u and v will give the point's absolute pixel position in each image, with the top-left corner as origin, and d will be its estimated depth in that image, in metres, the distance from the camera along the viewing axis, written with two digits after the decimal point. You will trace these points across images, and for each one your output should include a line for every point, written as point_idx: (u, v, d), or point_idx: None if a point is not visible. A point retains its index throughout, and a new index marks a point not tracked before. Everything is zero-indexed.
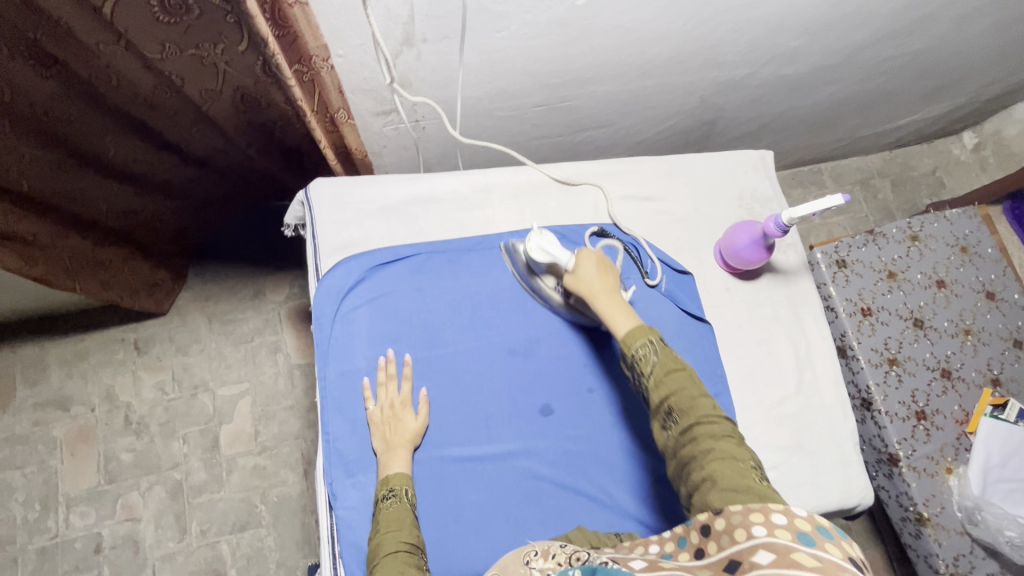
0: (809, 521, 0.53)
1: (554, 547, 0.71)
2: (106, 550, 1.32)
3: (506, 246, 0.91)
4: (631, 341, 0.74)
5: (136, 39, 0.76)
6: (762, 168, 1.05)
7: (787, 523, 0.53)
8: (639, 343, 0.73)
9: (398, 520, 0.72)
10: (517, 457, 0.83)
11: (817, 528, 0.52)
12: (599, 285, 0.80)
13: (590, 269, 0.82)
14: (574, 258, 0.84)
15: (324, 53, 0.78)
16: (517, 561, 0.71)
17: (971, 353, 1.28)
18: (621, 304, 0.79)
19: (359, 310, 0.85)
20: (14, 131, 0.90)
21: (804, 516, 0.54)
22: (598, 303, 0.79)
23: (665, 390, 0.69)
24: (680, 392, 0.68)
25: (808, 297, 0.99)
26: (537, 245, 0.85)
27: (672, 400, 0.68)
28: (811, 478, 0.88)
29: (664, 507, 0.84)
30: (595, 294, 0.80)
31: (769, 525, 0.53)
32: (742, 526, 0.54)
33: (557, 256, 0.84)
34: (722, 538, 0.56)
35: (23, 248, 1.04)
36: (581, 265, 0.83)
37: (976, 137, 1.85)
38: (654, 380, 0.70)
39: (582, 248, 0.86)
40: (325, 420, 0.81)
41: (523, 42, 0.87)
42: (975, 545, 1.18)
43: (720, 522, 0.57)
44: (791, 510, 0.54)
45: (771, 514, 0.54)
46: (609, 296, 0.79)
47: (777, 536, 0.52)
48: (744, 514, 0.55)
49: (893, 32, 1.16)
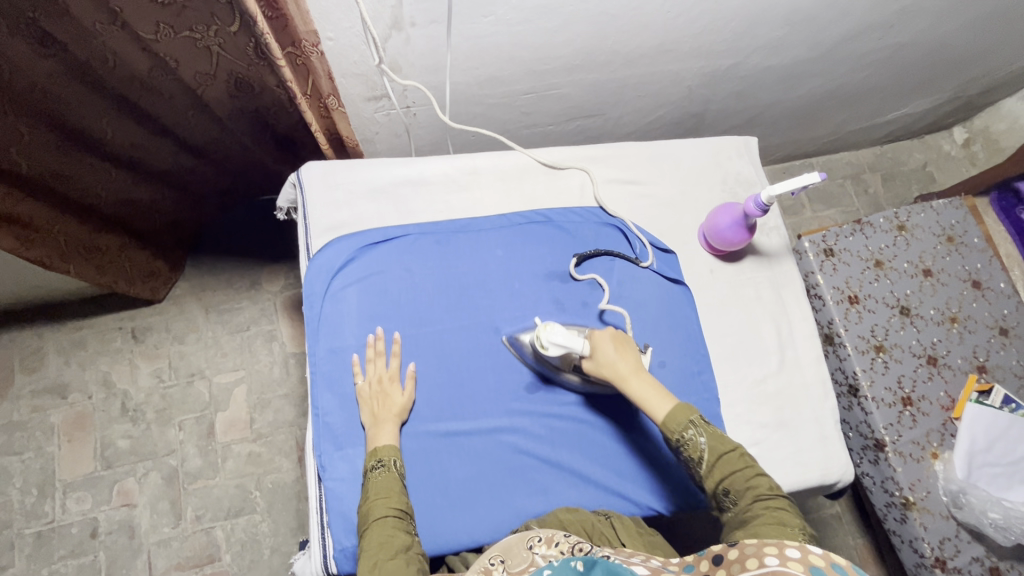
0: (823, 557, 0.56)
1: (558, 534, 0.72)
2: (102, 535, 1.34)
3: (510, 339, 0.88)
4: (673, 425, 0.75)
5: (131, 19, 0.77)
6: (745, 153, 1.07)
7: (800, 556, 0.57)
8: (681, 428, 0.75)
9: (387, 488, 0.73)
10: (502, 432, 0.84)
11: (831, 563, 0.56)
12: (625, 368, 0.79)
13: (610, 350, 0.81)
14: (587, 341, 0.82)
15: (314, 38, 0.80)
16: (520, 544, 0.72)
17: (957, 341, 1.30)
18: (650, 380, 0.79)
19: (349, 289, 0.87)
20: (13, 110, 0.92)
21: (818, 553, 0.57)
22: (630, 386, 0.79)
23: (719, 473, 0.73)
24: (735, 474, 0.72)
25: (790, 279, 1.01)
26: (548, 341, 0.81)
27: (728, 483, 0.72)
28: (793, 455, 0.89)
29: (646, 481, 0.86)
30: (623, 376, 0.79)
31: (782, 556, 0.57)
32: (755, 556, 0.59)
33: (570, 343, 0.81)
34: (733, 565, 0.60)
35: (20, 230, 1.06)
36: (599, 348, 0.82)
37: (965, 132, 1.87)
38: (707, 467, 0.74)
39: (594, 330, 0.84)
40: (315, 395, 0.83)
41: (510, 27, 0.89)
42: (961, 529, 1.19)
43: (733, 552, 0.61)
44: (806, 547, 0.58)
45: (785, 548, 0.58)
46: (639, 377, 0.78)
47: (789, 567, 0.56)
48: (759, 546, 0.60)
49: (878, 23, 1.18)
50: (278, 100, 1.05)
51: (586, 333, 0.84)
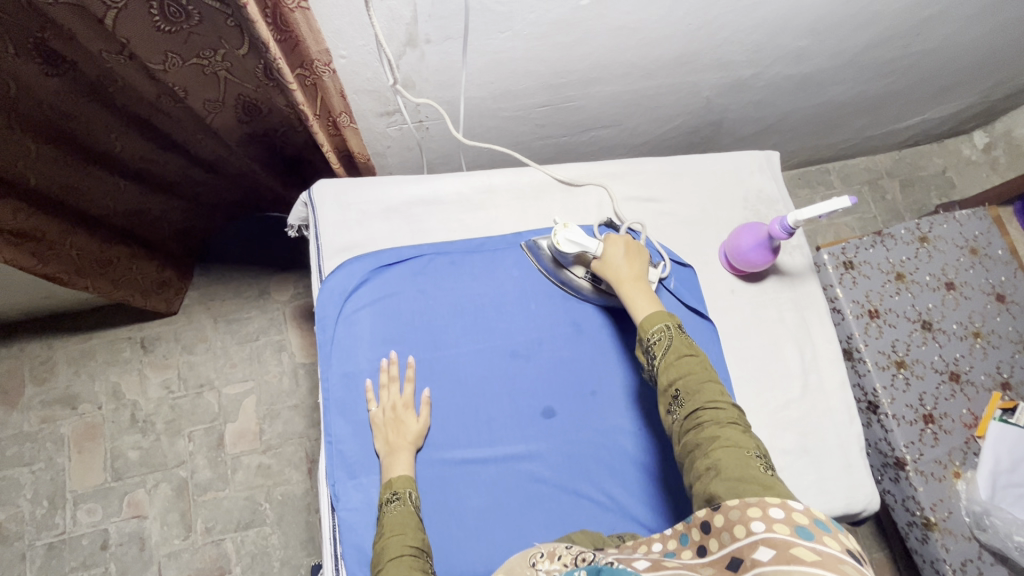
0: (806, 514, 0.54)
1: (560, 547, 0.68)
2: (113, 547, 1.33)
3: (528, 244, 0.91)
4: (648, 326, 0.75)
5: (137, 50, 0.76)
6: (767, 168, 1.04)
7: (784, 517, 0.54)
8: (655, 329, 0.75)
9: (403, 524, 0.72)
10: (519, 459, 0.83)
11: (814, 520, 0.53)
12: (626, 273, 0.82)
13: (619, 254, 0.83)
14: (602, 244, 0.85)
15: (325, 57, 0.78)
16: (523, 563, 0.69)
17: (980, 356, 1.27)
18: (645, 289, 0.80)
19: (362, 312, 0.85)
20: (20, 126, 0.90)
21: (800, 508, 0.54)
22: (623, 291, 0.81)
23: (674, 374, 0.71)
24: (687, 377, 0.70)
25: (814, 299, 0.98)
26: (564, 237, 0.83)
27: (680, 383, 0.70)
28: (816, 482, 0.87)
29: (667, 512, 0.83)
30: (621, 281, 0.82)
31: (766, 519, 0.54)
32: (741, 523, 0.55)
33: (585, 244, 0.84)
34: (722, 535, 0.56)
35: (35, 247, 1.05)
36: (609, 251, 0.84)
37: (986, 137, 1.83)
38: (665, 363, 0.72)
39: (611, 235, 0.86)
40: (328, 422, 0.81)
41: (527, 43, 0.87)
42: (983, 550, 1.16)
43: (719, 518, 0.57)
44: (788, 504, 0.55)
45: (769, 509, 0.55)
46: (634, 283, 0.80)
47: (775, 531, 0.53)
48: (743, 510, 0.56)
49: (903, 30, 1.15)
50: (287, 122, 1.02)
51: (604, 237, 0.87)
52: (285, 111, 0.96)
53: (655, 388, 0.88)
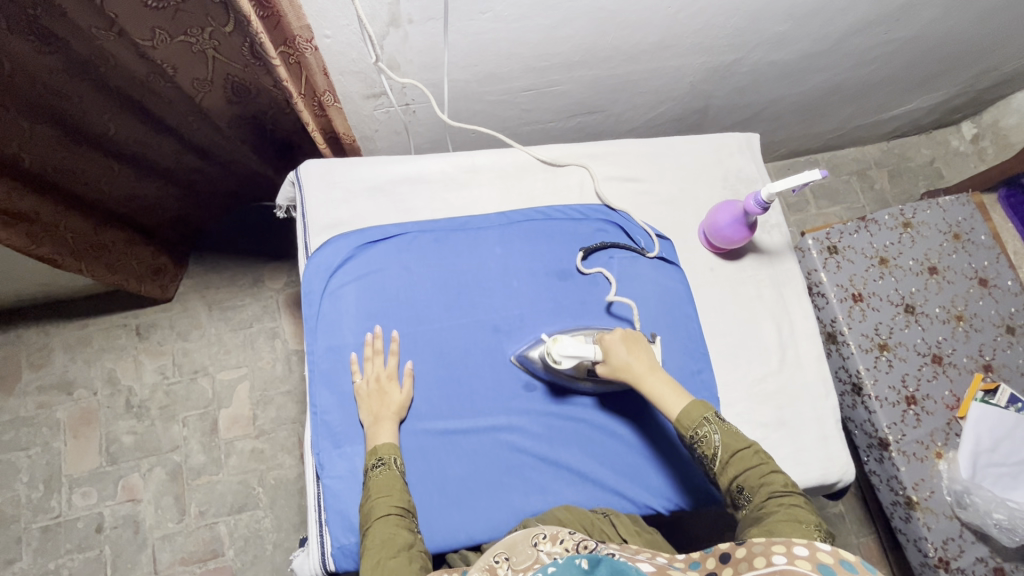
0: (831, 555, 0.58)
1: (563, 532, 0.70)
2: (108, 530, 1.35)
3: (518, 358, 0.87)
4: (688, 421, 0.76)
5: (126, 26, 0.78)
6: (748, 150, 1.06)
7: (808, 554, 0.58)
8: (696, 424, 0.76)
9: (389, 486, 0.74)
10: (500, 431, 0.84)
11: (839, 561, 0.57)
12: (639, 368, 0.80)
13: (621, 352, 0.80)
14: (598, 346, 0.81)
15: (307, 34, 0.80)
16: (525, 541, 0.69)
17: (962, 340, 1.28)
18: (665, 378, 0.80)
19: (347, 287, 0.87)
20: (14, 106, 0.92)
21: (827, 550, 0.59)
22: (646, 386, 0.79)
23: (732, 472, 0.74)
24: (747, 472, 0.73)
25: (792, 277, 1.00)
26: (558, 353, 0.80)
27: (742, 481, 0.73)
28: (793, 455, 0.89)
29: (644, 482, 0.85)
30: (639, 375, 0.80)
31: (790, 555, 0.59)
32: (763, 555, 0.60)
33: (582, 352, 0.80)
34: (740, 565, 0.62)
35: (30, 228, 1.07)
36: (611, 351, 0.81)
37: (974, 127, 1.85)
38: (721, 463, 0.75)
39: (602, 333, 0.84)
40: (313, 393, 0.83)
41: (508, 24, 0.89)
42: (965, 529, 1.18)
43: (740, 550, 0.62)
44: (814, 545, 0.59)
45: (793, 547, 0.60)
46: (654, 376, 0.79)
47: (797, 565, 0.58)
48: (767, 545, 0.61)
49: (882, 18, 1.17)
50: (275, 104, 1.05)
51: (597, 338, 0.83)
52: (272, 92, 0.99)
53: None
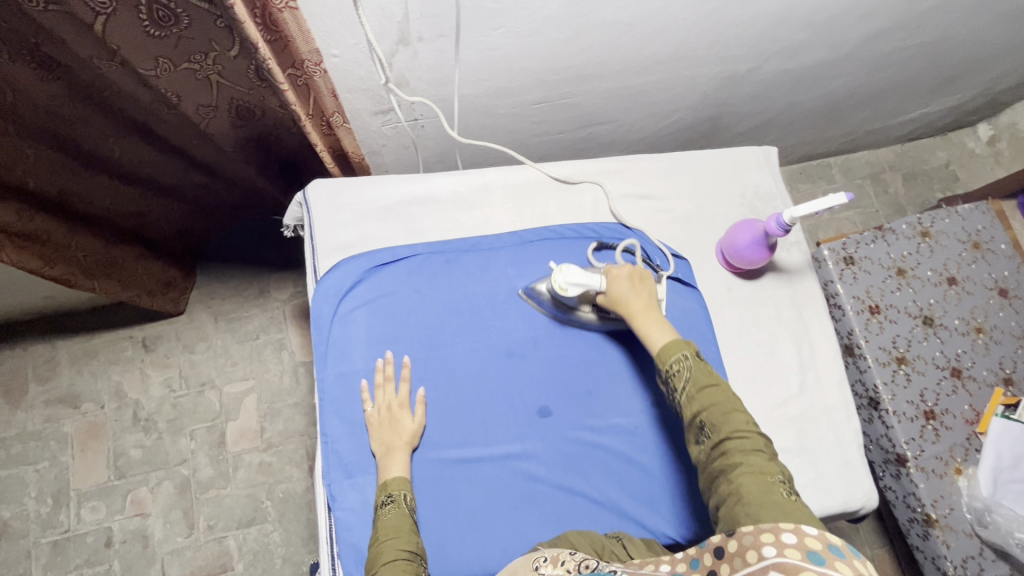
0: (818, 539, 0.55)
1: (563, 553, 0.69)
2: (117, 545, 1.34)
3: (525, 290, 0.89)
4: (666, 357, 0.74)
5: (128, 55, 0.76)
6: (765, 165, 1.04)
7: (796, 542, 0.55)
8: (673, 358, 0.74)
9: (397, 527, 0.72)
10: (514, 459, 0.82)
11: (827, 546, 0.54)
12: (634, 304, 0.80)
13: (624, 286, 0.82)
14: (604, 278, 0.83)
15: (316, 57, 0.77)
16: (527, 566, 0.70)
17: (982, 352, 1.25)
18: (658, 318, 0.79)
19: (357, 312, 0.85)
20: (17, 131, 0.91)
21: (813, 534, 0.56)
22: (635, 320, 0.80)
23: (697, 406, 0.70)
24: (711, 408, 0.70)
25: (812, 296, 0.97)
26: (565, 282, 0.83)
27: (704, 416, 0.70)
28: (814, 480, 0.87)
29: (665, 511, 0.83)
30: (632, 311, 0.80)
31: (779, 544, 0.55)
32: (754, 548, 0.57)
33: (588, 281, 0.82)
34: (734, 560, 0.58)
35: (39, 248, 1.05)
36: (614, 285, 0.82)
37: (991, 129, 1.81)
38: (687, 396, 0.72)
39: (608, 266, 0.85)
40: (324, 422, 0.81)
41: (519, 38, 0.86)
42: (984, 547, 1.16)
43: (732, 544, 0.59)
44: (800, 529, 0.56)
45: (781, 534, 0.56)
46: (646, 313, 0.79)
47: (787, 556, 0.54)
48: (756, 536, 0.57)
49: (902, 24, 1.13)
50: (282, 124, 1.02)
51: (604, 269, 0.85)
52: (277, 113, 0.97)
53: (652, 387, 0.88)
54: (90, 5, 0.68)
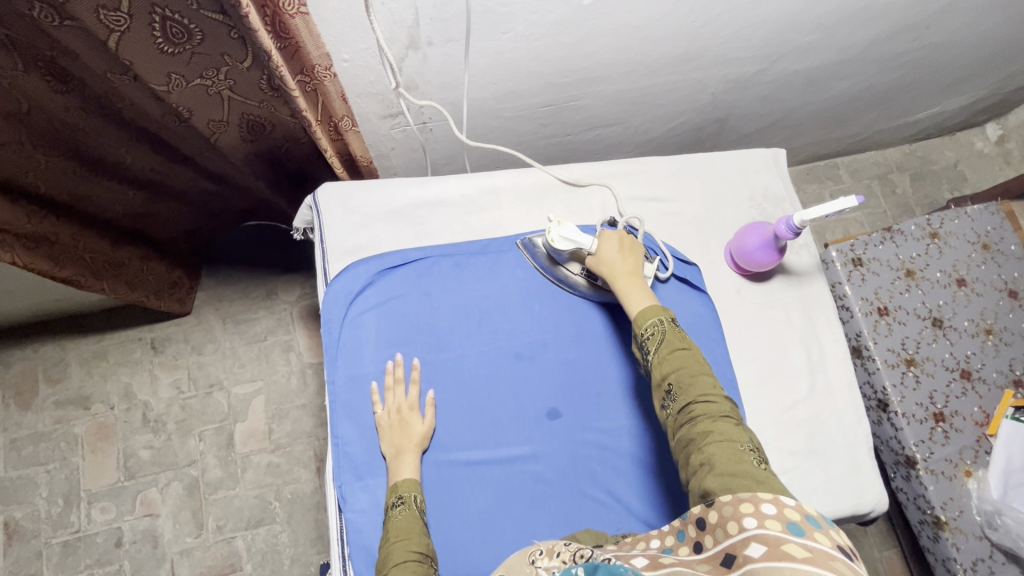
0: (797, 510, 0.54)
1: (558, 545, 0.69)
2: (127, 545, 1.35)
3: (523, 241, 0.92)
4: (642, 321, 0.76)
5: (141, 70, 0.77)
6: (774, 167, 1.04)
7: (776, 513, 0.54)
8: (648, 323, 0.75)
9: (407, 529, 0.72)
10: (524, 461, 0.83)
11: (805, 516, 0.53)
12: (620, 268, 0.82)
13: (612, 249, 0.83)
14: (595, 240, 0.85)
15: (326, 62, 0.78)
16: (524, 560, 0.69)
17: (992, 354, 1.25)
18: (641, 285, 0.80)
19: (367, 315, 0.86)
20: (29, 138, 0.92)
21: (791, 504, 0.55)
22: (617, 284, 0.81)
23: (667, 369, 0.70)
24: (680, 371, 0.70)
25: (821, 298, 0.97)
26: (558, 235, 0.84)
27: (673, 378, 0.70)
28: (823, 483, 0.87)
29: (675, 513, 0.83)
30: (615, 275, 0.82)
31: (759, 515, 0.54)
32: (734, 519, 0.55)
33: (579, 241, 0.84)
34: (717, 531, 0.56)
35: (50, 250, 1.06)
36: (603, 247, 0.84)
37: (999, 129, 1.80)
38: (658, 358, 0.72)
39: (603, 230, 0.87)
40: (334, 424, 0.82)
41: (528, 42, 0.86)
42: (995, 550, 1.15)
43: (713, 515, 0.57)
44: (779, 500, 0.55)
45: (761, 504, 0.55)
46: (629, 277, 0.81)
47: (767, 527, 0.53)
48: (736, 506, 0.56)
49: (912, 24, 1.13)
50: (291, 136, 1.03)
51: (599, 233, 0.87)
52: (287, 124, 0.98)
53: None
54: (104, 22, 0.70)
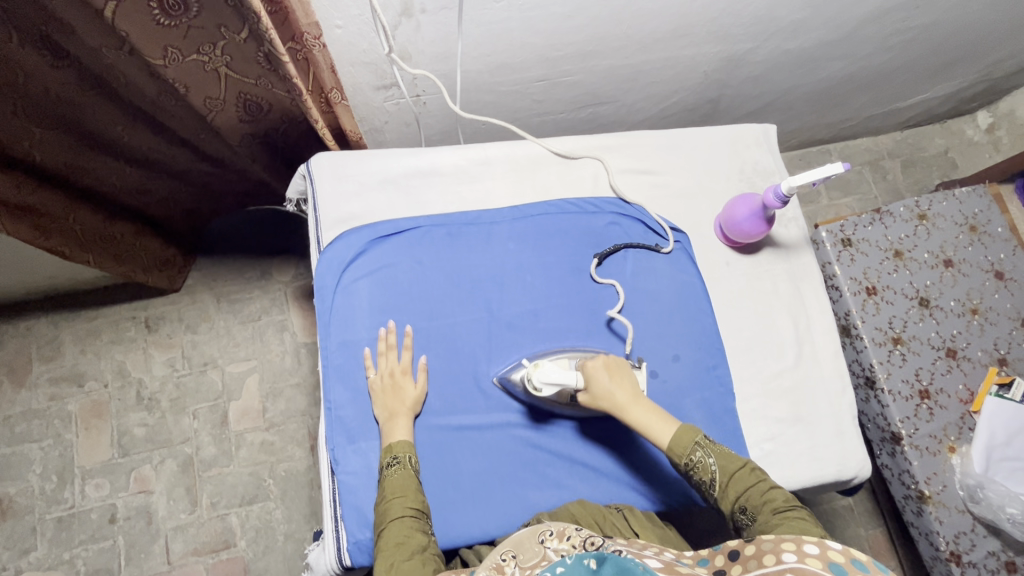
0: (842, 553, 0.56)
1: (570, 528, 0.69)
2: (121, 521, 1.36)
3: (500, 381, 0.84)
4: (681, 450, 0.75)
5: (138, 43, 0.77)
6: (764, 143, 1.05)
7: (819, 553, 0.57)
8: (688, 452, 0.75)
9: (404, 486, 0.74)
10: (513, 426, 0.84)
11: (851, 559, 0.55)
12: (622, 397, 0.78)
13: (604, 380, 0.78)
14: (581, 374, 0.79)
15: (315, 30, 0.79)
16: (531, 538, 0.68)
17: (977, 333, 1.26)
18: (649, 408, 0.78)
19: (359, 282, 0.86)
20: (24, 112, 0.92)
21: (837, 548, 0.57)
22: (631, 416, 0.77)
23: (733, 494, 0.73)
24: (747, 492, 0.72)
25: (808, 271, 0.99)
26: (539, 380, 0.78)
27: (744, 500, 0.72)
28: (808, 451, 0.89)
29: (658, 476, 0.84)
30: (622, 405, 0.78)
31: (799, 553, 0.58)
32: (772, 552, 0.59)
33: (565, 378, 0.78)
34: (749, 561, 0.60)
35: (37, 220, 1.06)
36: (593, 379, 0.79)
37: (990, 116, 1.81)
38: (721, 486, 0.73)
39: (583, 361, 0.81)
40: (327, 388, 0.82)
41: (522, 13, 0.87)
42: (977, 523, 1.17)
43: (750, 547, 0.61)
44: (824, 543, 0.58)
45: (803, 545, 0.58)
46: (638, 406, 0.77)
47: (807, 563, 0.56)
48: (776, 542, 0.60)
49: (902, 5, 1.14)
50: (288, 118, 1.04)
51: (579, 364, 0.81)
52: (284, 103, 0.98)
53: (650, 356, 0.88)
54: None
